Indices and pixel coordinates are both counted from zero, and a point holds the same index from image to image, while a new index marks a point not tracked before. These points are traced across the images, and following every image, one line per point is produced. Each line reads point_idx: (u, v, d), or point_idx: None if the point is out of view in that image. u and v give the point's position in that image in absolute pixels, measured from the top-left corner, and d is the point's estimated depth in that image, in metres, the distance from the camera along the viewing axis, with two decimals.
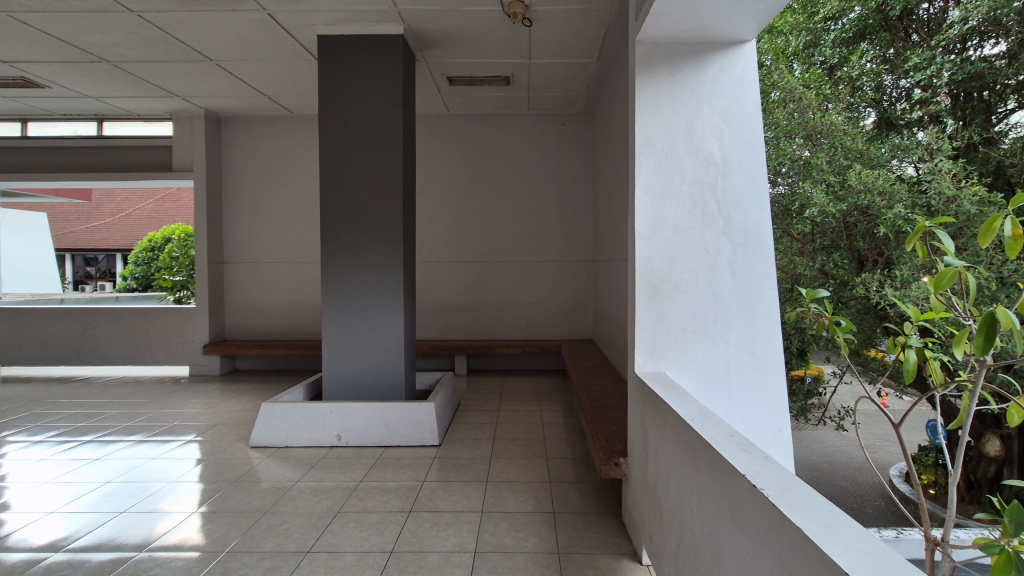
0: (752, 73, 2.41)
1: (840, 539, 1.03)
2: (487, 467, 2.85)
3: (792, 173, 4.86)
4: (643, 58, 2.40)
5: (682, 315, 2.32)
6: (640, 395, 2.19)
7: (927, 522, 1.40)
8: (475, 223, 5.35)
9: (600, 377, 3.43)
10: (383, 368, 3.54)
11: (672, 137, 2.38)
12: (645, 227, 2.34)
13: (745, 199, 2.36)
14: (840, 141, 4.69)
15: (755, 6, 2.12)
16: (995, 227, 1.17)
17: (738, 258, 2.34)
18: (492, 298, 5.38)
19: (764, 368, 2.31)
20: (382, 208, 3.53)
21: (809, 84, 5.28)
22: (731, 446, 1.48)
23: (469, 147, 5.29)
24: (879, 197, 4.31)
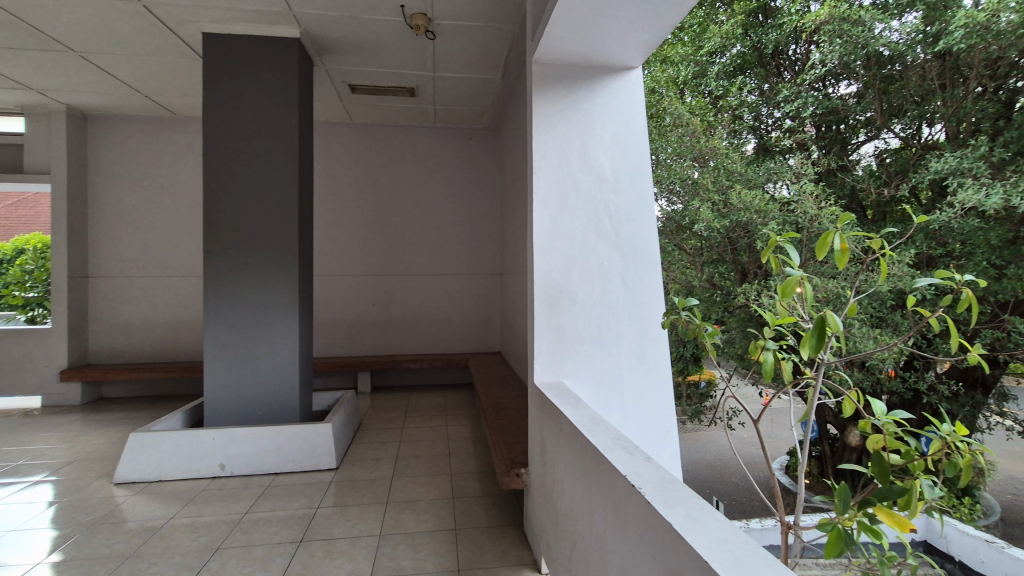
0: (639, 97, 2.57)
1: (705, 531, 1.11)
2: (388, 488, 2.74)
3: (684, 192, 5.25)
4: (539, 76, 2.48)
5: (579, 326, 2.39)
6: (538, 405, 2.23)
7: (782, 509, 1.53)
8: (382, 236, 5.21)
9: (505, 389, 3.44)
10: (276, 389, 3.33)
11: (568, 154, 2.47)
12: (542, 241, 2.40)
13: (634, 215, 2.50)
14: (723, 163, 5.12)
15: (639, 35, 2.28)
16: (827, 243, 1.33)
17: (629, 270, 2.47)
18: (399, 312, 5.25)
19: (654, 375, 2.44)
20: (275, 218, 3.34)
21: (696, 112, 5.75)
22: (616, 450, 1.55)
23: (375, 157, 5.16)
24: (756, 215, 4.76)
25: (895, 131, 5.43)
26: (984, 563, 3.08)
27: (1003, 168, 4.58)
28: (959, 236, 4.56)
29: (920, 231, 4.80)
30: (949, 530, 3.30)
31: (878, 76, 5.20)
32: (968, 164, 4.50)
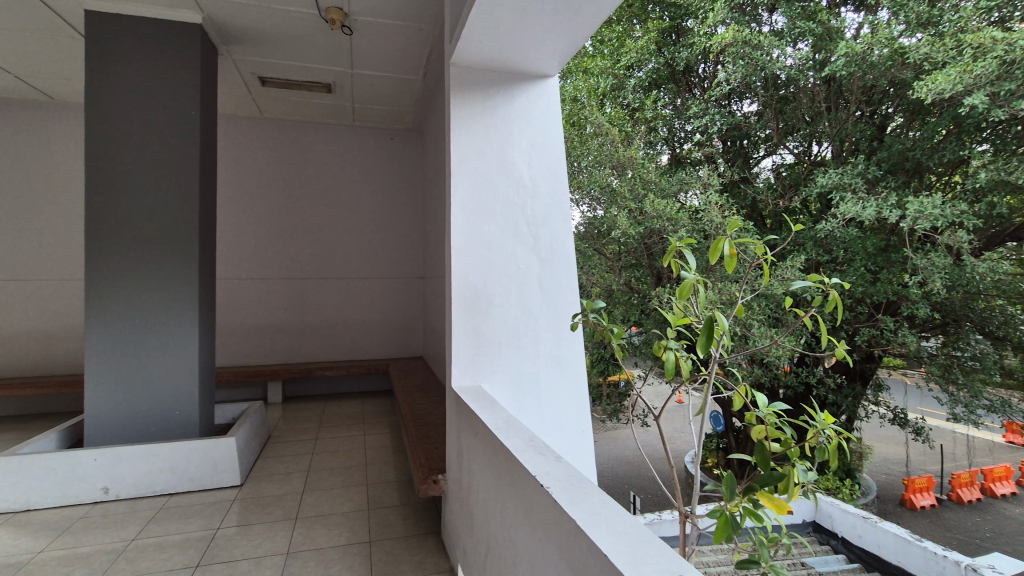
0: (555, 105, 2.64)
1: (607, 526, 1.15)
2: (297, 503, 2.60)
3: (602, 198, 5.44)
4: (457, 79, 2.47)
5: (496, 328, 2.40)
6: (455, 410, 2.20)
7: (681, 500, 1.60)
8: (296, 237, 4.97)
9: (425, 394, 3.38)
10: (171, 403, 3.06)
11: (486, 157, 2.48)
12: (460, 244, 2.38)
13: (550, 219, 2.56)
14: (639, 173, 5.37)
15: (555, 45, 2.34)
16: (719, 249, 1.43)
17: (546, 273, 2.52)
18: (315, 317, 5.02)
19: (568, 375, 2.50)
20: (172, 217, 3.08)
21: (614, 122, 5.99)
22: (528, 451, 1.57)
23: (289, 156, 4.92)
24: (668, 222, 5.04)
25: (789, 148, 6.06)
26: (862, 537, 3.43)
27: (876, 184, 5.17)
28: (841, 244, 5.08)
29: (810, 239, 5.29)
30: (832, 509, 3.66)
31: (774, 97, 5.73)
32: (847, 180, 5.06)
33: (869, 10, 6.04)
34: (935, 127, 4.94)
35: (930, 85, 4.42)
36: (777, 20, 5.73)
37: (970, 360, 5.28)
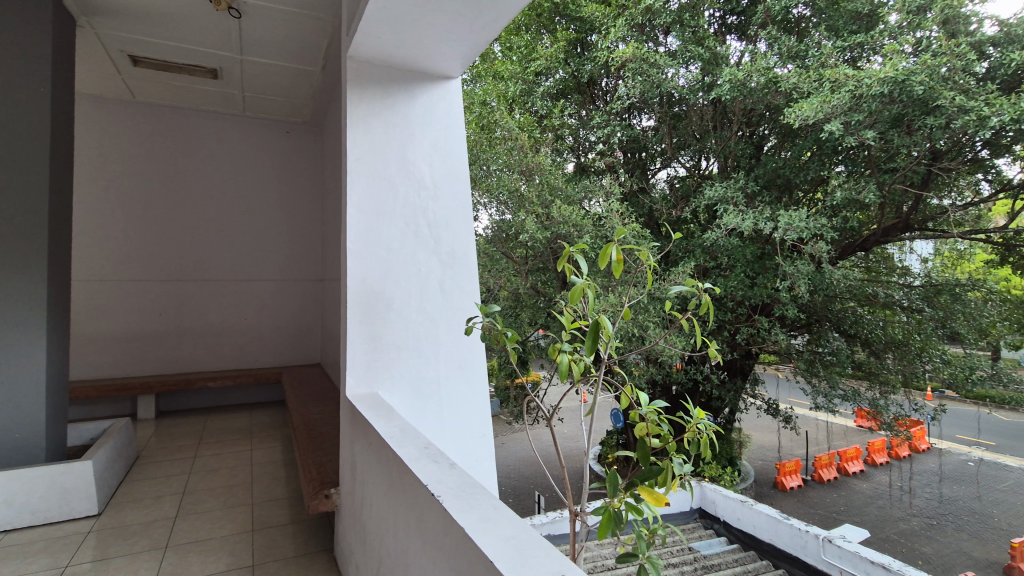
0: (457, 107, 2.63)
1: (495, 530, 1.14)
2: (168, 530, 2.34)
3: (510, 202, 5.53)
4: (354, 73, 2.36)
5: (396, 333, 2.32)
6: (349, 419, 2.10)
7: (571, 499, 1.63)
8: (176, 235, 4.52)
9: (321, 403, 3.21)
10: (10, 424, 2.64)
11: (385, 157, 2.39)
12: (357, 245, 2.28)
13: (452, 222, 2.53)
14: (547, 179, 5.55)
15: (456, 46, 2.33)
16: (608, 255, 1.48)
17: (447, 276, 2.49)
18: (196, 322, 4.59)
19: (469, 379, 2.48)
20: (12, 209, 2.66)
21: (524, 128, 6.12)
22: (421, 459, 1.53)
23: (167, 145, 4.47)
24: (573, 228, 5.23)
25: (682, 161, 6.61)
26: (740, 519, 3.76)
27: (754, 198, 5.73)
28: (725, 252, 5.54)
29: (699, 247, 5.74)
30: (715, 495, 3.97)
31: (668, 113, 6.19)
32: (731, 194, 5.51)
33: (749, 40, 6.69)
34: (801, 149, 5.59)
35: (798, 111, 4.97)
36: (671, 42, 6.17)
37: (829, 355, 6.02)
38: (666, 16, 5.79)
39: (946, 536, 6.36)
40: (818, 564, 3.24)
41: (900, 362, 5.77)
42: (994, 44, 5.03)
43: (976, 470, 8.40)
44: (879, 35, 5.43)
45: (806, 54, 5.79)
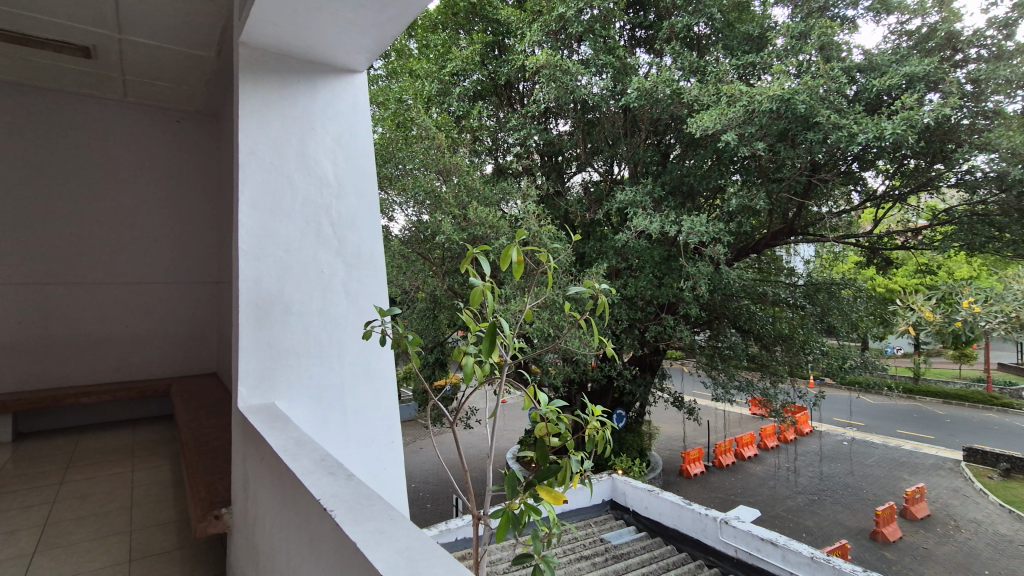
0: (362, 102, 2.54)
1: (389, 542, 1.10)
2: (23, 568, 2.05)
3: (427, 202, 5.44)
4: (247, 61, 2.19)
5: (295, 339, 2.19)
6: (241, 433, 1.95)
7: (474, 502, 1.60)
8: (32, 234, 3.75)
9: (213, 416, 2.97)
10: None
11: (282, 151, 2.25)
12: (249, 246, 2.12)
13: (357, 222, 2.44)
14: (464, 180, 5.53)
15: (359, 39, 2.24)
16: (509, 256, 1.49)
17: (352, 278, 2.39)
18: (60, 332, 3.84)
19: (376, 385, 2.41)
20: None
21: (442, 127, 5.88)
22: (316, 473, 1.45)
23: (19, 126, 3.67)
24: (490, 230, 5.23)
25: (595, 167, 6.94)
26: (647, 508, 3.94)
27: (661, 203, 6.07)
28: (636, 253, 5.83)
29: (611, 249, 5.97)
30: (625, 486, 4.14)
31: (582, 119, 6.43)
32: (639, 198, 5.81)
33: (656, 53, 7.07)
34: (703, 158, 5.99)
35: (699, 122, 5.32)
36: (584, 50, 6.38)
37: (727, 349, 6.48)
38: (579, 25, 5.96)
39: (825, 509, 7.09)
40: (717, 545, 3.47)
41: (787, 354, 6.35)
42: (860, 70, 5.68)
43: (849, 448, 9.45)
44: (769, 57, 5.94)
45: (706, 69, 6.22)
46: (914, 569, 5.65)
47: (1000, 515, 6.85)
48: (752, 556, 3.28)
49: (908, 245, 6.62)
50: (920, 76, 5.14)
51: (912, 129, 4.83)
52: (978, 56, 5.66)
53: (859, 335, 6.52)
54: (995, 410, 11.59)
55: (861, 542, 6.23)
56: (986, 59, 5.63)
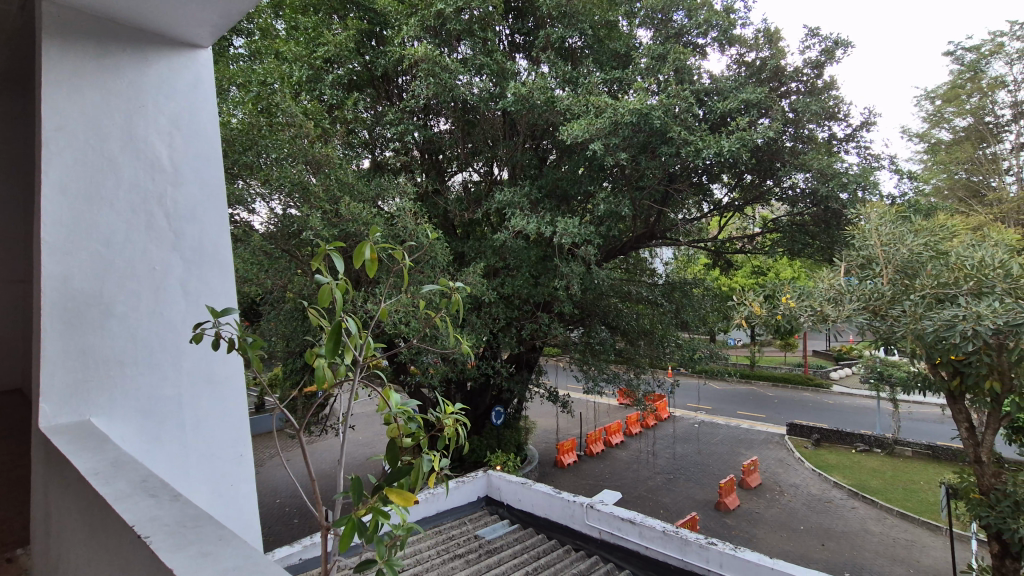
0: (207, 81, 2.28)
1: (214, 564, 1.00)
2: None
3: (295, 196, 5.09)
4: (54, 21, 1.87)
5: (117, 345, 1.91)
6: (43, 456, 1.66)
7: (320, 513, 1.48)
8: None
9: (12, 439, 2.48)
10: None
11: (103, 130, 1.96)
12: (56, 237, 1.80)
13: (199, 214, 2.18)
14: (335, 172, 5.27)
15: (201, 12, 2.01)
16: (362, 254, 1.43)
17: (192, 276, 2.14)
18: None
19: (221, 395, 2.18)
20: None
21: (311, 116, 5.61)
22: (132, 496, 1.27)
23: None
24: (364, 227, 4.97)
25: (474, 168, 7.11)
26: (520, 500, 4.06)
27: (537, 205, 6.30)
28: (513, 253, 5.98)
29: (490, 248, 6.06)
30: (499, 481, 4.22)
31: (462, 119, 6.53)
32: (516, 199, 5.96)
33: (533, 60, 7.31)
34: (575, 165, 6.34)
35: (570, 130, 5.60)
36: (463, 51, 6.41)
37: (597, 344, 6.92)
38: (457, 23, 5.97)
39: (679, 486, 7.87)
40: (583, 529, 3.66)
41: (649, 348, 6.94)
42: (708, 94, 6.38)
43: (699, 430, 10.60)
44: (633, 73, 6.46)
45: (578, 80, 6.59)
46: (748, 531, 6.49)
47: (812, 478, 8.13)
48: (613, 535, 3.51)
49: (745, 250, 7.59)
50: (754, 103, 5.91)
51: (746, 147, 5.53)
52: (797, 89, 6.65)
53: (707, 328, 7.33)
54: (810, 390, 13.77)
55: (707, 512, 7.02)
56: (803, 92, 6.64)
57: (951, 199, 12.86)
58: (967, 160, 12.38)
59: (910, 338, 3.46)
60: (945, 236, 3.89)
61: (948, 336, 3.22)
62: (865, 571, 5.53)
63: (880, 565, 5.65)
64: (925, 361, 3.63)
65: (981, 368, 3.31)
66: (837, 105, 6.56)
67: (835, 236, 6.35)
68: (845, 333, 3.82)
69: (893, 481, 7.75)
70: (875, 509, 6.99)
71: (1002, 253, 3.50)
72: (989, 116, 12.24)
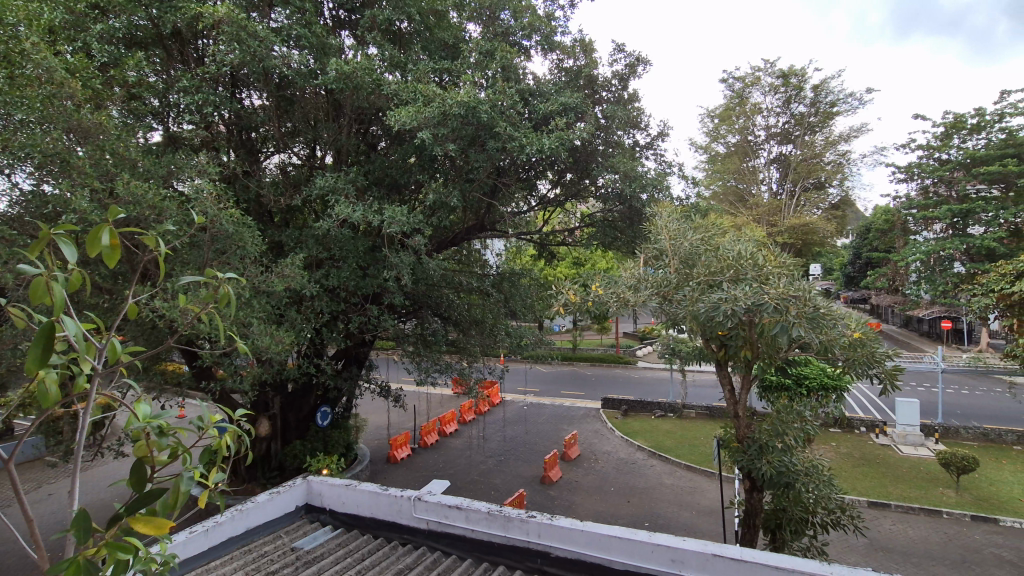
0: None
1: None
2: None
3: (50, 169, 4.11)
4: None
5: None
6: None
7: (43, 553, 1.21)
8: None
9: None
10: None
11: None
12: None
13: None
14: (110, 145, 4.37)
15: None
16: (100, 245, 1.18)
17: None
18: None
19: None
20: None
21: (73, 71, 4.56)
22: None
23: None
24: (149, 210, 4.18)
25: (294, 151, 6.58)
26: (345, 503, 3.87)
27: (363, 193, 6.01)
28: (337, 244, 5.63)
29: (311, 237, 5.63)
30: (321, 486, 3.98)
31: (276, 94, 5.94)
32: (340, 185, 5.59)
33: (359, 40, 6.93)
34: (404, 154, 6.21)
35: (397, 116, 5.42)
36: (277, 19, 5.81)
37: (430, 335, 6.91)
38: None
39: (510, 466, 8.30)
40: (410, 522, 3.61)
41: (481, 336, 7.16)
42: (532, 94, 6.73)
43: (528, 412, 11.32)
44: (462, 66, 6.51)
45: (407, 66, 6.43)
46: (568, 499, 7.10)
47: (621, 444, 9.22)
48: (440, 524, 3.51)
49: (566, 242, 8.22)
50: (571, 106, 6.39)
51: (563, 147, 5.94)
52: (607, 98, 7.37)
53: (534, 316, 7.80)
54: (620, 367, 15.63)
55: (534, 487, 7.51)
56: (612, 101, 7.36)
57: (725, 203, 15.57)
58: (735, 171, 15.25)
59: (689, 318, 4.06)
60: (715, 232, 4.65)
61: (715, 315, 3.83)
62: (659, 518, 6.45)
63: (671, 511, 6.63)
64: (701, 337, 4.30)
65: (739, 341, 4.04)
66: (639, 115, 7.43)
67: (637, 231, 7.22)
68: (641, 314, 4.36)
69: (682, 439, 9.16)
70: (669, 464, 8.19)
71: (753, 247, 4.28)
72: (751, 135, 15.06)
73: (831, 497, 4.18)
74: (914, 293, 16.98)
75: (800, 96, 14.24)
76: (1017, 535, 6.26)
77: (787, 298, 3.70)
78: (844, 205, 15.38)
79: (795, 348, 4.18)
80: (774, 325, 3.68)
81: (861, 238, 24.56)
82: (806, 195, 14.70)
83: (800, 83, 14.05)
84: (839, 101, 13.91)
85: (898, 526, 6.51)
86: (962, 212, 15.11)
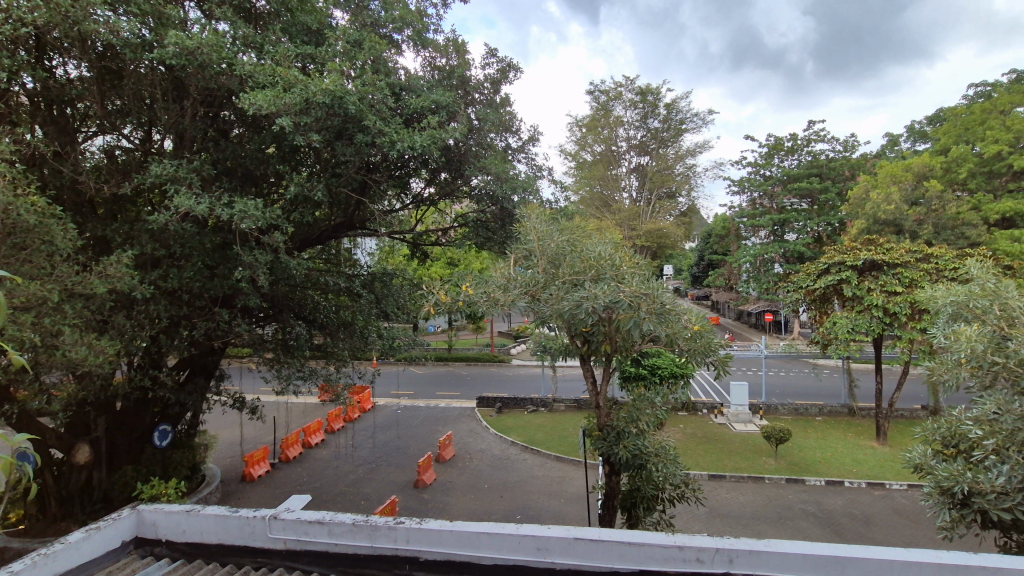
0: None
1: None
2: None
3: None
4: None
5: None
6: None
7: None
8: None
9: None
10: None
11: None
12: None
13: None
14: None
15: None
16: None
17: None
18: None
19: None
20: None
21: None
22: None
23: None
24: None
25: (123, 133, 5.72)
26: (185, 531, 3.44)
27: (210, 183, 5.39)
28: (178, 240, 5.00)
29: (144, 232, 4.92)
30: (154, 515, 3.49)
31: (96, 63, 5.09)
32: (181, 173, 4.96)
33: (207, 14, 6.22)
34: (260, 143, 5.70)
35: (251, 99, 4.94)
36: None
37: (291, 340, 6.42)
38: None
39: (382, 473, 8.02)
40: (264, 543, 3.31)
41: (348, 339, 6.82)
42: (404, 90, 6.57)
43: (403, 416, 11.05)
44: (327, 53, 6.14)
45: (263, 47, 5.90)
46: (443, 501, 7.05)
47: (496, 441, 9.39)
48: (298, 542, 3.26)
49: (440, 242, 8.15)
50: (443, 105, 6.35)
51: (435, 145, 5.86)
52: (480, 99, 7.46)
53: (407, 317, 7.62)
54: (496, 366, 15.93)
55: (407, 492, 7.35)
56: (484, 103, 7.47)
57: (592, 207, 16.63)
58: (601, 177, 16.38)
59: (555, 315, 4.25)
60: (580, 234, 4.92)
61: (578, 312, 4.06)
62: (530, 509, 6.68)
63: (542, 502, 6.91)
64: (566, 333, 4.52)
65: (600, 335, 4.32)
66: (510, 119, 7.63)
67: (509, 232, 7.37)
68: (510, 314, 4.47)
69: (553, 432, 9.59)
70: (541, 456, 8.53)
71: (611, 249, 4.61)
72: (614, 146, 16.28)
73: (676, 474, 4.65)
74: (745, 290, 19.62)
75: (655, 113, 15.72)
76: (818, 491, 7.53)
77: (639, 295, 4.04)
78: (691, 213, 17.30)
79: (647, 341, 4.57)
80: (627, 320, 4.00)
81: (705, 242, 27.80)
82: (660, 203, 16.27)
83: (655, 100, 15.49)
84: (686, 120, 15.62)
85: (732, 494, 7.47)
86: (780, 221, 17.81)
